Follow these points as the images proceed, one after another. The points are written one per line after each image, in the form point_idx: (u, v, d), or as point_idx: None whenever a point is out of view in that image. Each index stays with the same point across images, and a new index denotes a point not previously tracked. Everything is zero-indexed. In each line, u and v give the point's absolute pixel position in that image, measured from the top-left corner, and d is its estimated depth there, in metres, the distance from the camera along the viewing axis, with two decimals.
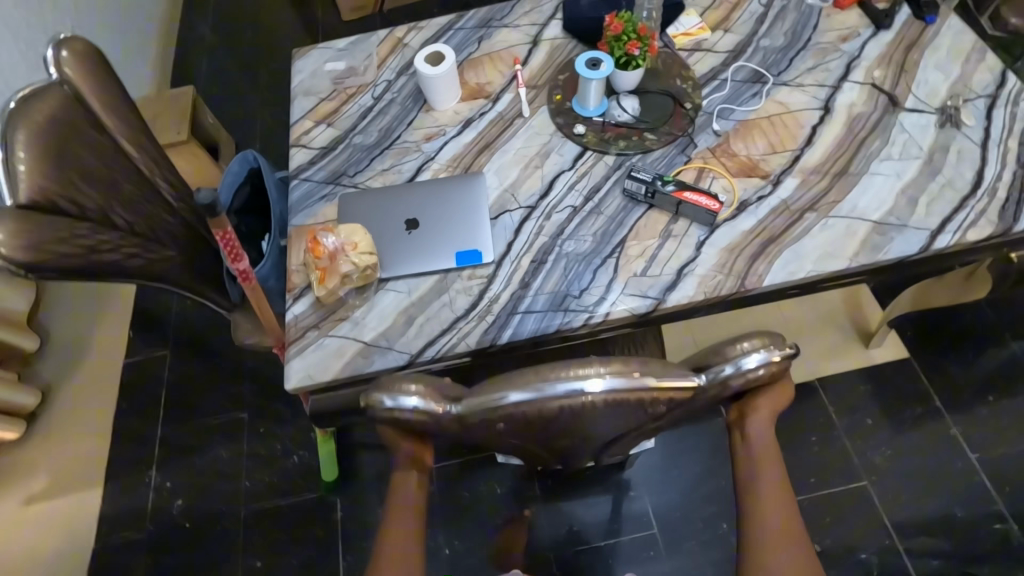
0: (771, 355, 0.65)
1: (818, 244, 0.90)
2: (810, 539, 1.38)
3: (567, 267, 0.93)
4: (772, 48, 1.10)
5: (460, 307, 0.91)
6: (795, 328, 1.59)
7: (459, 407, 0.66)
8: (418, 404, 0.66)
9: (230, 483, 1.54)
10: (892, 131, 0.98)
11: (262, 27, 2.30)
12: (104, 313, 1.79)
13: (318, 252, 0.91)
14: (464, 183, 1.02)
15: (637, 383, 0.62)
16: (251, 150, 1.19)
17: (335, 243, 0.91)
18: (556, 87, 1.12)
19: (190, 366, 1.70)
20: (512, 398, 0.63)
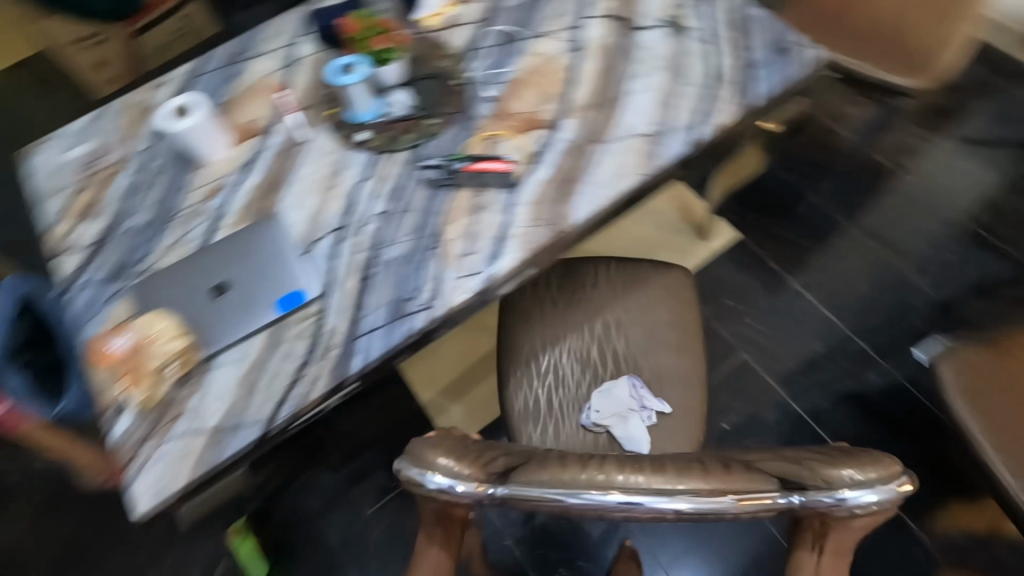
0: (890, 489, 0.64)
1: (607, 169, 0.96)
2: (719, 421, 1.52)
3: (393, 273, 0.91)
4: (515, 7, 1.15)
5: (301, 354, 0.86)
6: (645, 247, 1.72)
7: (505, 490, 0.67)
8: (451, 483, 0.67)
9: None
10: (636, 51, 1.07)
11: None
12: None
13: (113, 359, 0.86)
14: (265, 229, 0.96)
15: (724, 501, 0.63)
16: (14, 278, 1.01)
17: (127, 342, 0.86)
18: (328, 100, 1.08)
19: (54, 532, 1.45)
20: (574, 497, 0.65)
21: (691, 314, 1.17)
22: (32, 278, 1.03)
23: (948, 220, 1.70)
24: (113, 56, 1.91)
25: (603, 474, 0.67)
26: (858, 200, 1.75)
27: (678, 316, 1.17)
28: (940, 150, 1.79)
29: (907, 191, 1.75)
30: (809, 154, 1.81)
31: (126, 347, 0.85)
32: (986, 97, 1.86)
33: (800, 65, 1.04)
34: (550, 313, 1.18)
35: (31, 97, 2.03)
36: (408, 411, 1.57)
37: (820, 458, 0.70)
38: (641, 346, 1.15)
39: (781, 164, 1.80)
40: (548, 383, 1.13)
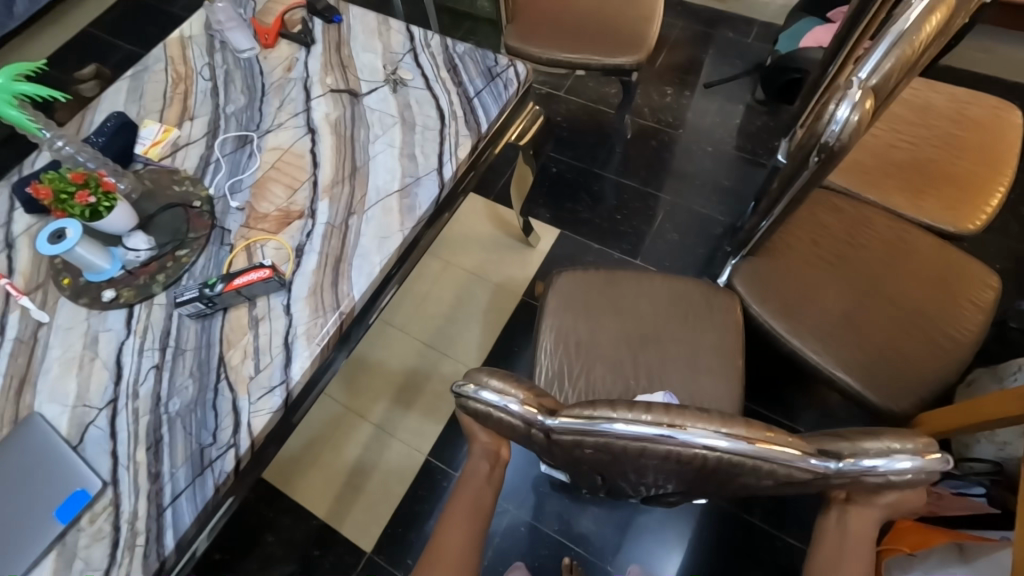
0: (920, 453, 0.56)
1: (371, 237, 0.98)
2: None
3: (185, 424, 0.84)
4: (239, 110, 1.15)
5: (102, 558, 0.76)
6: (480, 278, 1.76)
7: (554, 420, 0.58)
8: (502, 401, 0.60)
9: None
10: (366, 116, 1.11)
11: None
12: None
13: None
14: (19, 437, 0.84)
15: (767, 451, 0.53)
16: None
17: None
18: (60, 270, 0.98)
19: None
20: (615, 424, 0.55)
21: (732, 337, 1.16)
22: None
23: (715, 153, 1.95)
24: None
25: (653, 412, 0.55)
26: (642, 162, 1.94)
27: (719, 338, 1.16)
28: (687, 99, 2.05)
29: (677, 141, 1.98)
30: (588, 139, 1.98)
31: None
32: (706, 46, 2.16)
33: (512, 84, 1.14)
34: (590, 319, 1.19)
35: None
36: (309, 533, 1.46)
37: (856, 429, 0.60)
38: (679, 365, 1.14)
39: (570, 155, 1.96)
40: (578, 388, 1.13)
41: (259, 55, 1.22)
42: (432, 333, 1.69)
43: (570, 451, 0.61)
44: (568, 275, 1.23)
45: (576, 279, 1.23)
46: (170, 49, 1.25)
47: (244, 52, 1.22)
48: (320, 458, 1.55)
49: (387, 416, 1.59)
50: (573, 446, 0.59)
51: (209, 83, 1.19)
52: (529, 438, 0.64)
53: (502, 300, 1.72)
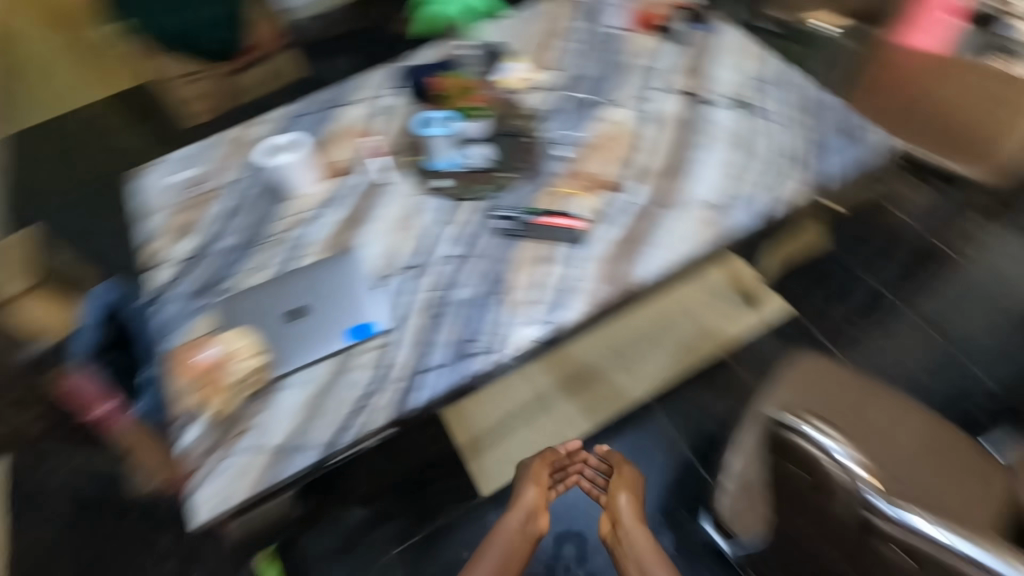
0: None
1: (674, 234, 1.00)
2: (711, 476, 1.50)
3: (460, 313, 0.95)
4: (592, 77, 1.25)
5: (366, 383, 0.90)
6: (695, 315, 1.68)
7: (887, 506, 0.60)
8: (845, 455, 0.64)
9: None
10: (705, 125, 1.13)
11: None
12: None
13: (200, 368, 0.90)
14: (341, 261, 1.02)
15: None
16: (107, 283, 1.18)
17: (216, 353, 0.91)
18: (411, 148, 1.16)
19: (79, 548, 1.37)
20: (958, 544, 0.57)
21: (980, 512, 0.93)
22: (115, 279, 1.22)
23: (1012, 312, 1.64)
24: (203, 89, 1.94)
25: (1003, 554, 0.56)
26: (917, 282, 1.70)
27: (965, 502, 0.94)
28: (1004, 240, 1.76)
29: (970, 278, 1.70)
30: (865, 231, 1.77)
31: (212, 359, 0.90)
32: None
33: (866, 151, 1.07)
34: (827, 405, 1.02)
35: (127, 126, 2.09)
36: (441, 451, 1.53)
37: None
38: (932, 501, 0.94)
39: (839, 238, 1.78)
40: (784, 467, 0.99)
41: (625, 36, 1.31)
42: (626, 339, 1.65)
43: (872, 538, 0.64)
44: (818, 359, 1.07)
45: (830, 369, 1.06)
46: (552, 5, 1.39)
47: (613, 30, 1.32)
48: (484, 403, 1.58)
49: (558, 391, 1.59)
50: (886, 536, 0.62)
51: (575, 44, 1.31)
52: (834, 499, 0.67)
53: (702, 344, 1.64)
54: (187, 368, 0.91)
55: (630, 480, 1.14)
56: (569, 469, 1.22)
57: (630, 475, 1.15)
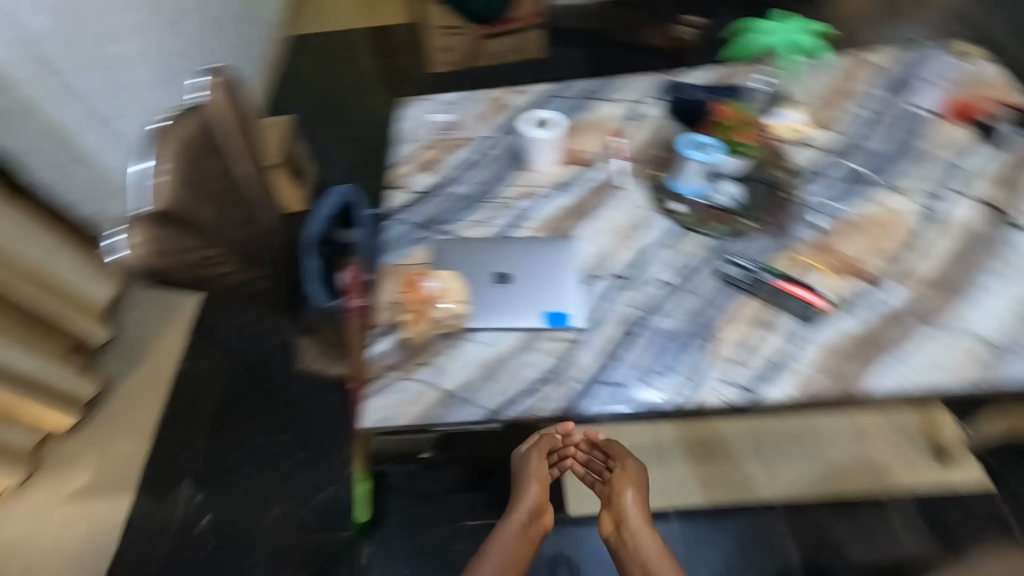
0: None
1: (927, 357, 0.86)
2: None
3: (657, 343, 0.91)
4: (877, 152, 1.12)
5: (544, 370, 0.89)
6: (870, 445, 1.42)
7: None
8: None
9: (246, 482, 1.62)
10: (1005, 249, 0.96)
11: (367, 83, 2.57)
12: (161, 328, 1.94)
13: (415, 293, 0.92)
14: (556, 245, 1.03)
15: None
16: (343, 188, 1.31)
17: (433, 286, 0.92)
18: (656, 163, 1.13)
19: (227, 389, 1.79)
20: None
21: None
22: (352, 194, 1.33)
23: None
24: (459, 45, 2.50)
25: None
26: None
27: None
28: None
29: None
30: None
31: (432, 289, 0.92)
32: None
33: None
34: None
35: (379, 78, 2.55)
36: None
37: None
38: None
39: None
40: None
41: (929, 120, 1.15)
42: (774, 431, 1.47)
43: None
44: None
45: None
46: (851, 65, 1.27)
47: (916, 111, 1.17)
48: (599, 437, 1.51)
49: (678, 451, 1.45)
50: None
51: (865, 112, 1.18)
52: None
53: (863, 475, 1.38)
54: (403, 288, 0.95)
55: (632, 478, 0.92)
56: (564, 454, 1.00)
57: (634, 472, 0.93)
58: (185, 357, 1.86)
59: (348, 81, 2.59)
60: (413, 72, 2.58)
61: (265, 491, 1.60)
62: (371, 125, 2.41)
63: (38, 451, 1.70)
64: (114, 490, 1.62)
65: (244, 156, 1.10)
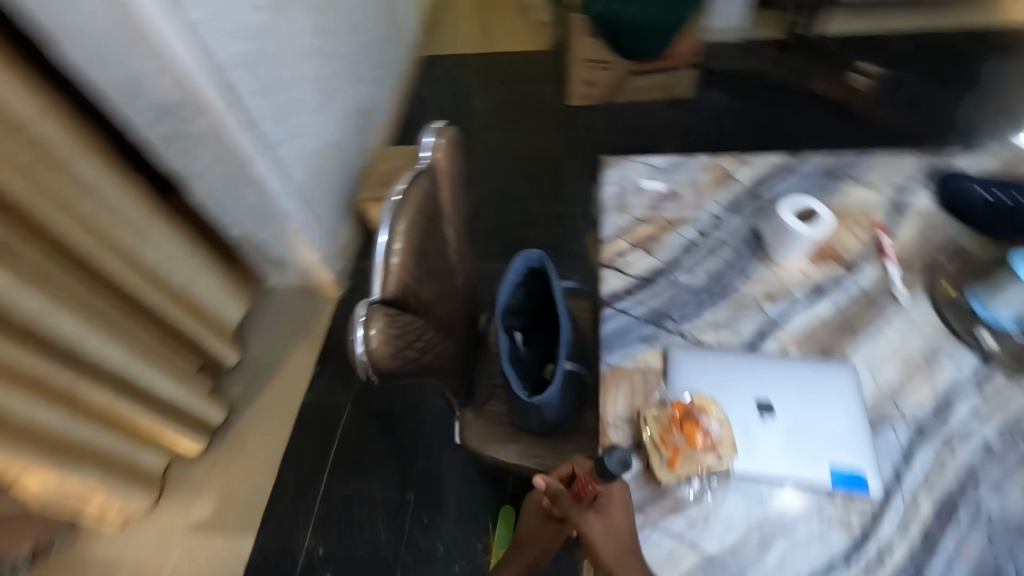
0: None
1: None
2: None
3: (989, 530, 0.71)
4: None
5: (836, 546, 0.71)
6: None
7: None
8: None
9: (367, 540, 1.50)
10: None
11: (500, 109, 2.46)
12: (289, 352, 1.87)
13: (694, 437, 0.75)
14: (827, 371, 0.84)
15: None
16: (536, 251, 1.07)
17: (715, 431, 0.76)
18: (943, 273, 0.93)
19: (354, 429, 1.68)
20: None
21: None
22: (545, 256, 1.08)
23: None
24: (604, 80, 2.32)
25: None
26: None
27: None
28: None
29: None
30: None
31: (712, 436, 0.76)
32: None
33: None
34: None
35: (515, 109, 2.45)
36: None
37: None
38: None
39: None
40: None
41: None
42: None
43: None
44: None
45: None
46: None
47: None
48: None
49: None
50: None
51: None
52: None
53: None
54: (672, 416, 0.78)
55: (595, 541, 0.68)
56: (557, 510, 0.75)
57: (599, 527, 0.69)
58: (310, 390, 1.77)
59: (480, 107, 2.50)
60: (549, 102, 2.45)
61: (388, 551, 1.48)
62: (503, 155, 2.30)
63: (166, 474, 1.68)
64: (235, 528, 1.57)
65: (455, 221, 0.99)
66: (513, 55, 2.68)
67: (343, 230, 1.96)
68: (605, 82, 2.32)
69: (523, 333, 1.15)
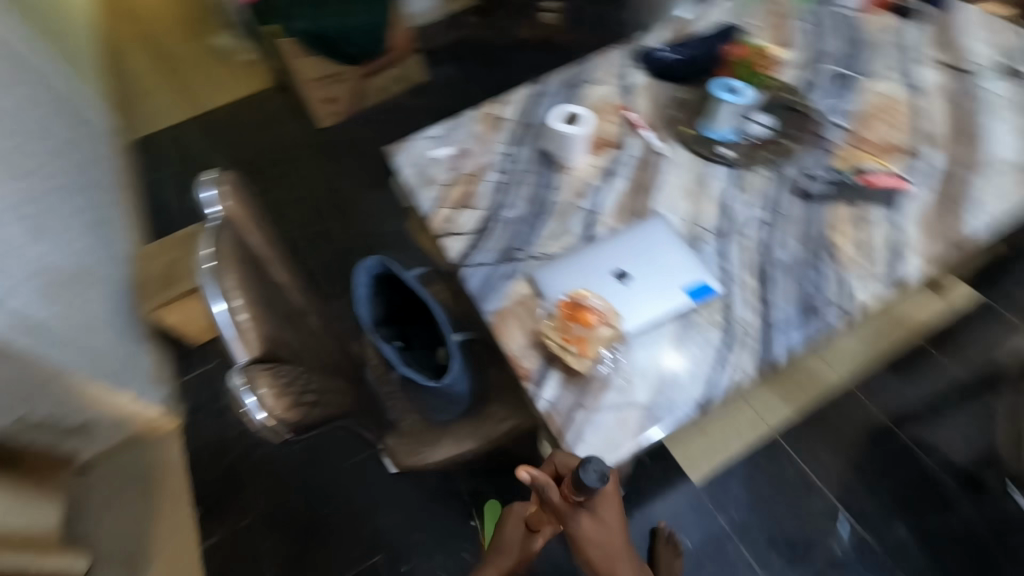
0: None
1: (989, 195, 0.99)
2: (885, 484, 1.37)
3: (792, 273, 0.94)
4: (839, 53, 1.22)
5: (717, 341, 0.88)
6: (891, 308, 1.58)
7: None
8: None
9: None
10: (980, 95, 1.12)
11: (246, 161, 2.16)
12: (152, 514, 1.43)
13: (587, 318, 0.85)
14: (647, 226, 1.01)
15: None
16: (373, 257, 1.08)
17: (600, 306, 0.87)
18: (678, 121, 1.16)
19: (279, 539, 1.41)
20: None
21: None
22: (383, 258, 1.09)
23: None
24: (343, 92, 2.20)
25: None
26: None
27: None
28: None
29: None
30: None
31: (599, 310, 0.86)
32: None
33: None
34: None
35: None
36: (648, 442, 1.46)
37: None
38: None
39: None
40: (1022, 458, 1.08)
41: (857, 13, 1.29)
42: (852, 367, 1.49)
43: None
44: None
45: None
46: None
47: (843, 8, 1.30)
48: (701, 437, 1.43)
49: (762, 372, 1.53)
50: None
51: (809, 24, 1.29)
52: None
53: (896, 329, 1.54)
54: (563, 313, 0.87)
55: (585, 539, 0.72)
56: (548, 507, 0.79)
57: (588, 529, 0.72)
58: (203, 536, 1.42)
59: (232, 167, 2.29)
60: None
61: None
62: (278, 202, 2.04)
63: None
64: None
65: (280, 262, 0.93)
66: (223, 104, 2.29)
67: (147, 350, 1.56)
68: (344, 93, 2.20)
69: (402, 342, 1.13)
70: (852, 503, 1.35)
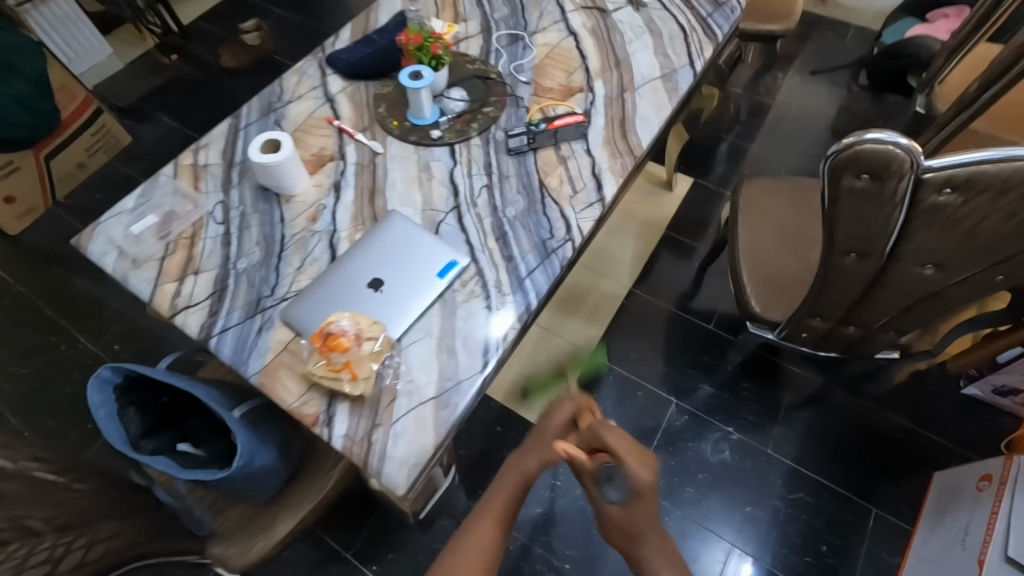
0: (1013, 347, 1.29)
1: (646, 108, 1.19)
2: (682, 357, 1.62)
3: (522, 224, 1.02)
4: (505, 17, 1.34)
5: (479, 310, 0.93)
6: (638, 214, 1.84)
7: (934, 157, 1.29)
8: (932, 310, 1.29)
9: None
10: (618, 26, 1.32)
11: None
12: None
13: (340, 343, 0.84)
14: (387, 226, 1.01)
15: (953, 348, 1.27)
16: (103, 369, 0.92)
17: (351, 326, 0.86)
18: (386, 117, 1.17)
19: None
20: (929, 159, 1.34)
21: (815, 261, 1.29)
22: (119, 366, 0.94)
23: (835, 114, 2.04)
24: (21, 185, 1.74)
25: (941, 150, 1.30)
26: (777, 118, 2.04)
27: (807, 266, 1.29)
28: (802, 65, 2.17)
29: (797, 103, 2.08)
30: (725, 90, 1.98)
31: (349, 330, 0.85)
32: (826, 30, 2.26)
33: (737, 10, 1.37)
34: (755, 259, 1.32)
35: None
36: (492, 414, 1.52)
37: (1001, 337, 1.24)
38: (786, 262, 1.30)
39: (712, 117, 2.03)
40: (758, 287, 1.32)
41: None
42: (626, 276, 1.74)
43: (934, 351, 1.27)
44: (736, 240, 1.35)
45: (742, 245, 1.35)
46: None
47: None
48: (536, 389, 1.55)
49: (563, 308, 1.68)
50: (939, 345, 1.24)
51: None
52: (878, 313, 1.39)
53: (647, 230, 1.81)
54: (318, 346, 0.84)
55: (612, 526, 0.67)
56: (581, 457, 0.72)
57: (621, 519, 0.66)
58: None
59: None
60: None
61: None
62: None
63: None
64: None
65: None
66: None
67: None
68: (25, 187, 1.76)
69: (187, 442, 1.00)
70: (667, 385, 1.57)
